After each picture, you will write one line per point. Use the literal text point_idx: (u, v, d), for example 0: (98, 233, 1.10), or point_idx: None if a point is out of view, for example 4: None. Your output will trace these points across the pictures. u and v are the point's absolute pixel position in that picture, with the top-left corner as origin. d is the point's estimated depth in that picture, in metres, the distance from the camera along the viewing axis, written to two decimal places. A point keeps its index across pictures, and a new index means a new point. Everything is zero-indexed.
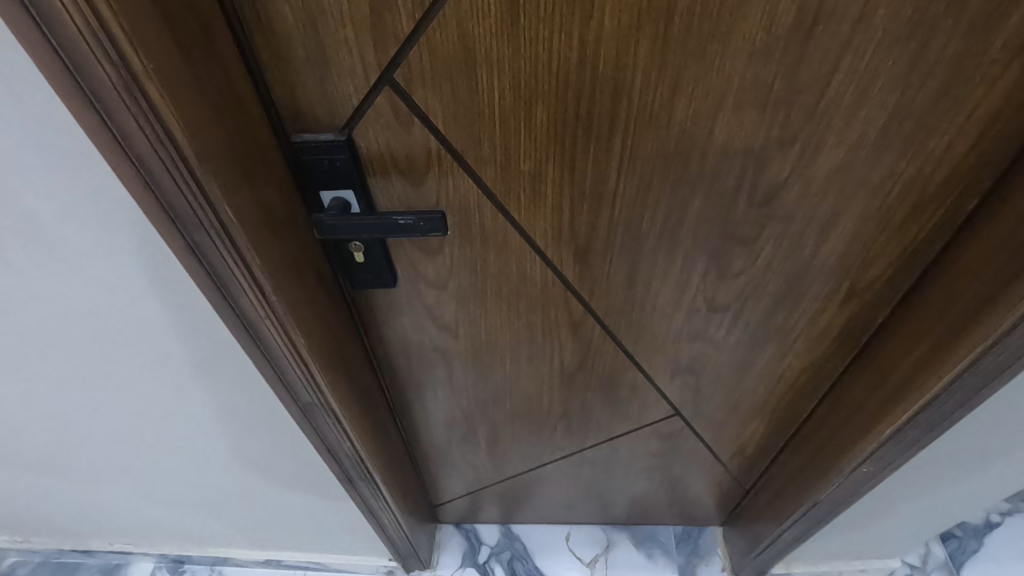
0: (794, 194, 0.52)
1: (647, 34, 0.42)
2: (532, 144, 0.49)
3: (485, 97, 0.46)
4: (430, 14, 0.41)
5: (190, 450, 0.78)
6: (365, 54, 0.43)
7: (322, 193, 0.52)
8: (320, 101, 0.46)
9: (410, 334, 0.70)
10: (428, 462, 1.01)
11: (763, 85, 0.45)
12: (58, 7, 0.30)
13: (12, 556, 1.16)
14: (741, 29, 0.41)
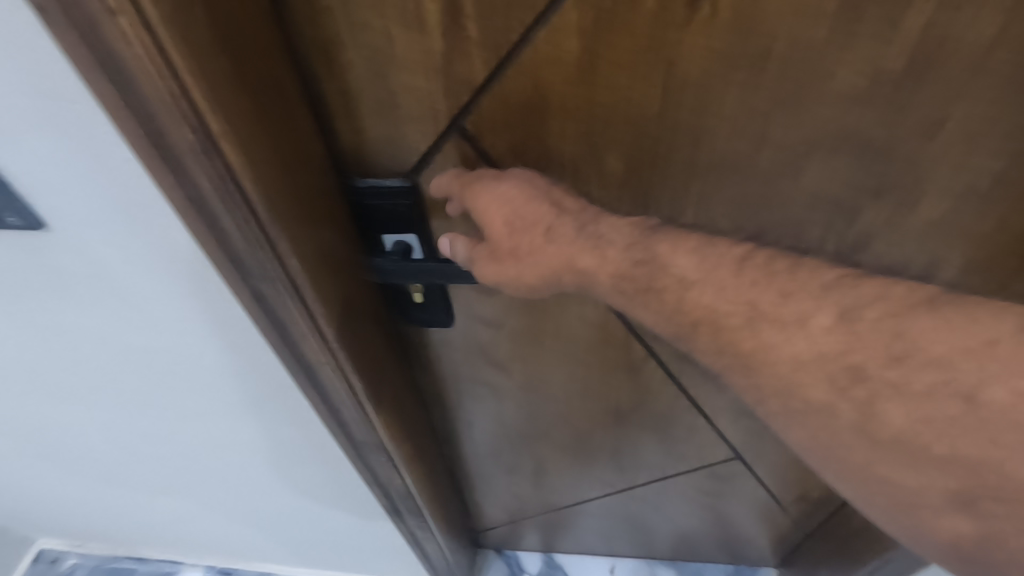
0: (886, 244, 0.48)
1: (738, 81, 0.39)
2: (604, 189, 0.47)
3: (556, 144, 0.44)
4: (505, 62, 0.39)
5: (244, 475, 0.79)
6: (435, 101, 0.41)
7: (385, 235, 0.52)
8: (388, 148, 0.45)
9: (463, 370, 0.69)
10: (473, 490, 1.00)
11: (860, 133, 0.41)
12: (140, 75, 0.28)
13: (74, 557, 1.21)
14: (842, 76, 0.38)
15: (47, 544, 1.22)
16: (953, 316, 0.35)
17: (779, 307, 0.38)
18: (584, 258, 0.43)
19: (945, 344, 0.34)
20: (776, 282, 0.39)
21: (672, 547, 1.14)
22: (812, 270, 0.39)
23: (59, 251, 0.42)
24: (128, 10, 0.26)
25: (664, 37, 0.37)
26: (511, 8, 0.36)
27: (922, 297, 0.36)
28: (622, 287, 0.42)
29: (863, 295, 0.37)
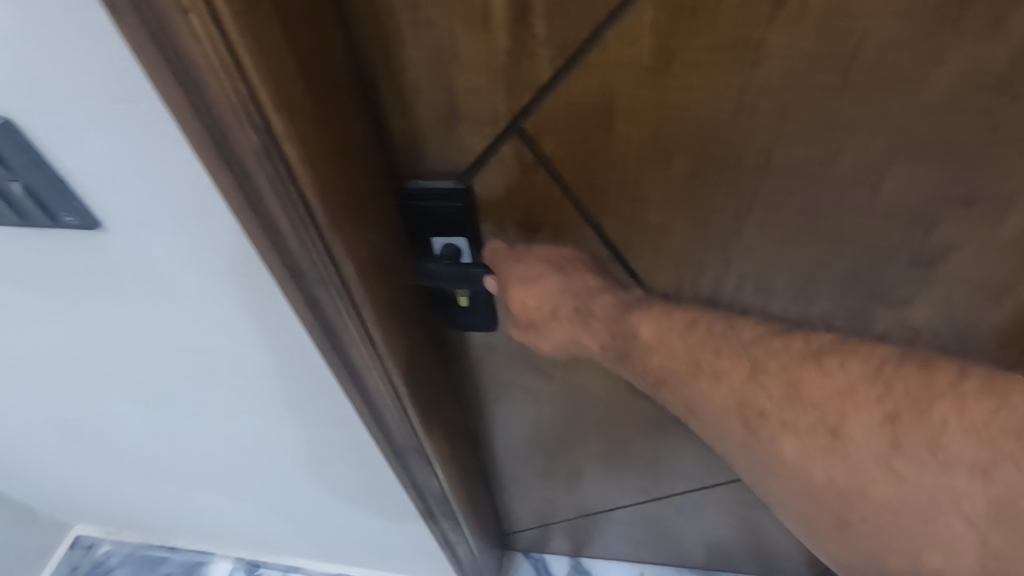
0: (965, 258, 0.45)
1: (820, 84, 0.36)
2: (666, 197, 0.45)
3: (620, 148, 0.42)
4: (573, 62, 0.37)
5: (280, 473, 0.79)
6: (496, 101, 0.40)
7: (434, 238, 0.50)
8: (443, 149, 0.43)
9: (504, 375, 0.68)
10: (505, 494, 0.99)
11: (952, 140, 0.38)
12: (210, 74, 0.27)
13: (107, 544, 1.23)
14: (938, 78, 0.35)
15: (82, 530, 1.24)
16: (830, 363, 0.41)
17: (713, 366, 0.44)
18: (588, 336, 0.50)
19: (820, 389, 0.40)
20: (710, 343, 0.45)
21: (703, 557, 1.11)
22: (738, 328, 0.45)
23: (113, 249, 0.42)
24: (200, 7, 0.25)
25: (746, 35, 0.35)
26: (584, 5, 0.34)
27: (812, 347, 0.42)
28: (609, 350, 0.50)
29: (769, 352, 0.43)
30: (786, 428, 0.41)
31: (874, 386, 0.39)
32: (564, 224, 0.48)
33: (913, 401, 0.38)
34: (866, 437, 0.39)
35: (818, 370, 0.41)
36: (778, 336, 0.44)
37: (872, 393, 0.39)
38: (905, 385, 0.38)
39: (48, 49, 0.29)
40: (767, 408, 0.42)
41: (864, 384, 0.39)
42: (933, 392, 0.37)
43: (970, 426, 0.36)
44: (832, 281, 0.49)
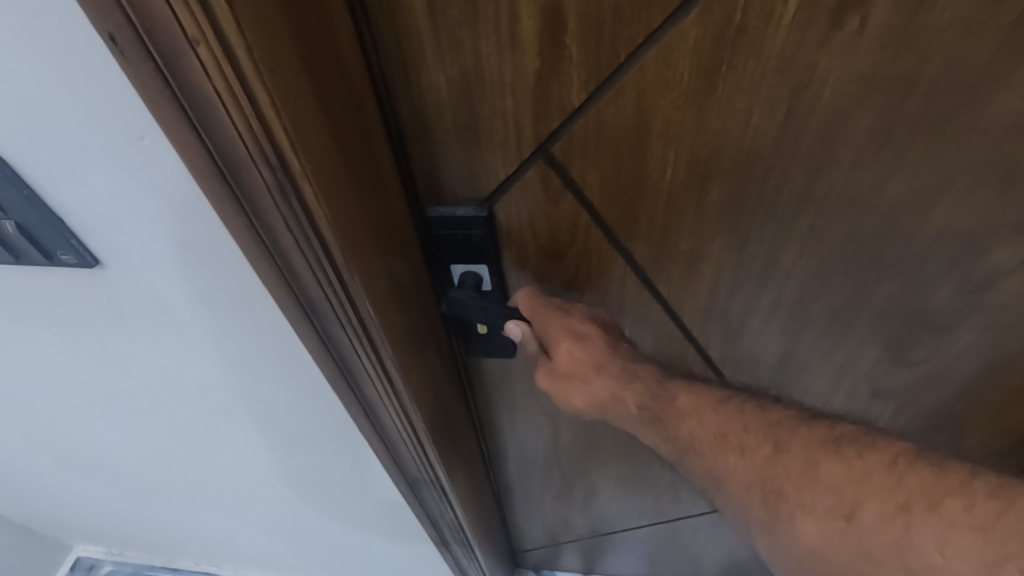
0: (1016, 285, 0.43)
1: (873, 107, 0.34)
2: (699, 222, 0.42)
3: (653, 174, 0.39)
4: (607, 84, 0.35)
5: (289, 500, 0.77)
6: (523, 125, 0.37)
7: (453, 266, 0.47)
8: (464, 174, 0.41)
9: (521, 399, 0.65)
10: (517, 514, 0.96)
11: (1012, 164, 0.36)
12: (220, 108, 0.25)
13: (108, 565, 1.21)
14: (1002, 100, 0.33)
15: (84, 550, 1.22)
16: (847, 449, 0.36)
17: (739, 441, 0.40)
18: (628, 395, 0.46)
19: (838, 474, 0.35)
20: (737, 419, 0.41)
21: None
22: (765, 407, 0.41)
23: (117, 286, 0.39)
24: (210, 39, 0.22)
25: (796, 56, 0.32)
26: (622, 24, 0.32)
27: (834, 433, 0.38)
28: (645, 415, 0.46)
29: (795, 434, 0.39)
30: (801, 510, 0.36)
31: (886, 477, 0.34)
32: (590, 252, 0.46)
33: (927, 494, 0.32)
34: (879, 532, 0.33)
35: (839, 458, 0.36)
36: (808, 420, 0.39)
37: (885, 483, 0.34)
38: (919, 478, 0.33)
39: (45, 86, 0.26)
40: (784, 490, 0.37)
41: (879, 473, 0.34)
42: (949, 488, 0.32)
43: (986, 529, 0.30)
44: (873, 309, 0.47)
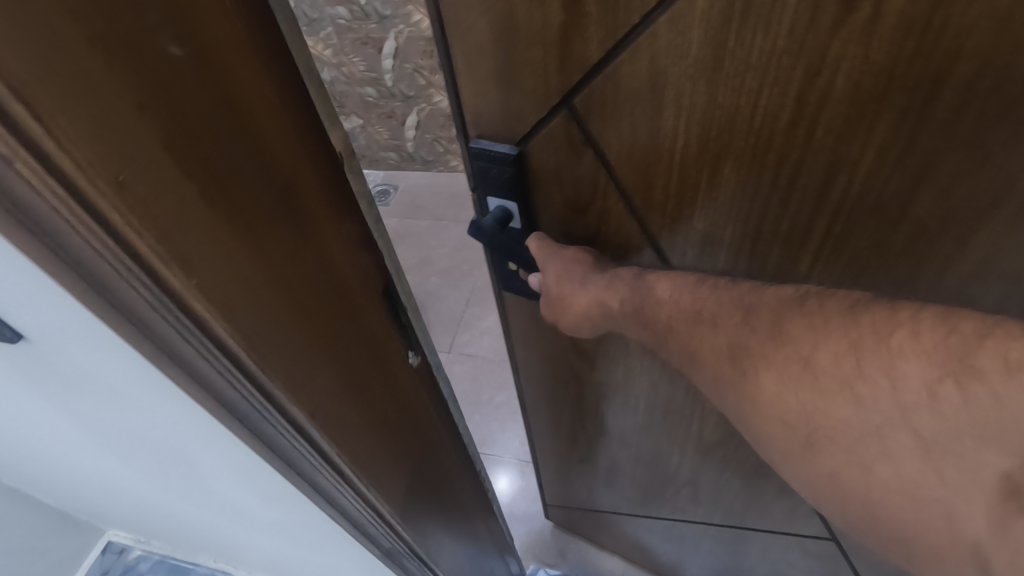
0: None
1: (891, 107, 0.35)
2: (711, 203, 0.44)
3: (667, 145, 0.41)
4: (622, 44, 0.37)
5: (280, 540, 0.75)
6: (547, 75, 0.39)
7: (489, 198, 0.50)
8: (500, 119, 0.44)
9: (548, 357, 0.68)
10: (544, 469, 1.01)
11: None
12: (65, 226, 0.22)
13: (139, 549, 1.24)
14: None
15: (115, 535, 1.25)
16: (810, 304, 0.41)
17: (713, 313, 0.45)
18: (610, 296, 0.50)
19: (800, 326, 0.40)
20: (709, 296, 0.46)
21: None
22: (734, 280, 0.46)
23: (50, 357, 0.38)
24: (24, 153, 0.19)
25: (806, 39, 0.33)
26: None
27: (799, 292, 0.42)
28: (628, 309, 0.50)
29: (760, 298, 0.43)
30: (765, 360, 0.42)
31: (843, 319, 0.39)
32: (611, 212, 0.48)
33: (876, 332, 0.37)
34: (833, 368, 0.38)
35: (801, 311, 0.41)
36: (775, 287, 0.44)
37: (840, 325, 0.39)
38: (871, 317, 0.38)
39: None
40: (758, 350, 0.42)
41: (835, 318, 0.39)
42: (894, 323, 0.37)
43: (926, 352, 0.35)
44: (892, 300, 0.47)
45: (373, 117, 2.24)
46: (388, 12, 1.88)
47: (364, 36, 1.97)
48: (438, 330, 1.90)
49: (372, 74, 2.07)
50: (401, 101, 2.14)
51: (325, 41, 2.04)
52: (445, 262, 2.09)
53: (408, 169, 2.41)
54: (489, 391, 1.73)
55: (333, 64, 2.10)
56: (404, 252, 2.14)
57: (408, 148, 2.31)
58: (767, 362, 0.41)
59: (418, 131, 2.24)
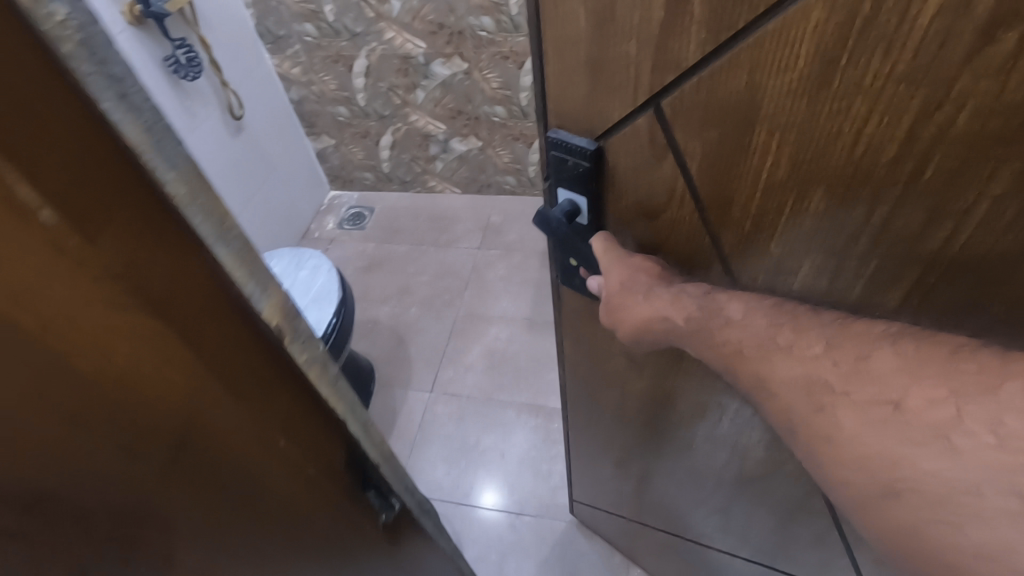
0: None
1: (1019, 155, 0.30)
2: (792, 229, 0.41)
3: (753, 163, 0.38)
4: (725, 50, 0.34)
5: None
6: (641, 73, 0.38)
7: (560, 189, 0.50)
8: (584, 111, 0.43)
9: (597, 358, 0.68)
10: (577, 466, 1.01)
11: None
12: None
13: None
14: None
15: None
16: (905, 347, 0.37)
17: (789, 342, 0.41)
18: (675, 312, 0.46)
19: (889, 364, 0.37)
20: (787, 323, 0.42)
21: None
22: (817, 312, 0.43)
23: None
24: None
25: (932, 68, 0.29)
26: None
27: (895, 330, 0.39)
28: (693, 326, 0.46)
29: (847, 336, 0.40)
30: (846, 398, 0.37)
31: (946, 363, 0.35)
32: (682, 224, 0.46)
33: (983, 381, 0.33)
34: (925, 414, 0.34)
35: (893, 352, 0.37)
36: (865, 322, 0.40)
37: (939, 369, 0.35)
38: (977, 364, 0.34)
39: None
40: (837, 385, 0.38)
41: (938, 359, 0.35)
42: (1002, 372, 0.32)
43: None
44: None
45: (346, 137, 2.17)
46: (360, 29, 1.82)
47: (335, 54, 1.91)
48: (420, 365, 1.83)
49: (344, 93, 2.02)
50: (376, 120, 2.08)
51: (293, 59, 1.97)
52: (425, 291, 2.02)
53: (384, 190, 2.35)
54: (475, 434, 1.65)
55: (303, 83, 2.03)
56: (382, 280, 2.07)
57: (384, 168, 2.25)
58: (846, 399, 0.37)
59: (393, 151, 2.18)
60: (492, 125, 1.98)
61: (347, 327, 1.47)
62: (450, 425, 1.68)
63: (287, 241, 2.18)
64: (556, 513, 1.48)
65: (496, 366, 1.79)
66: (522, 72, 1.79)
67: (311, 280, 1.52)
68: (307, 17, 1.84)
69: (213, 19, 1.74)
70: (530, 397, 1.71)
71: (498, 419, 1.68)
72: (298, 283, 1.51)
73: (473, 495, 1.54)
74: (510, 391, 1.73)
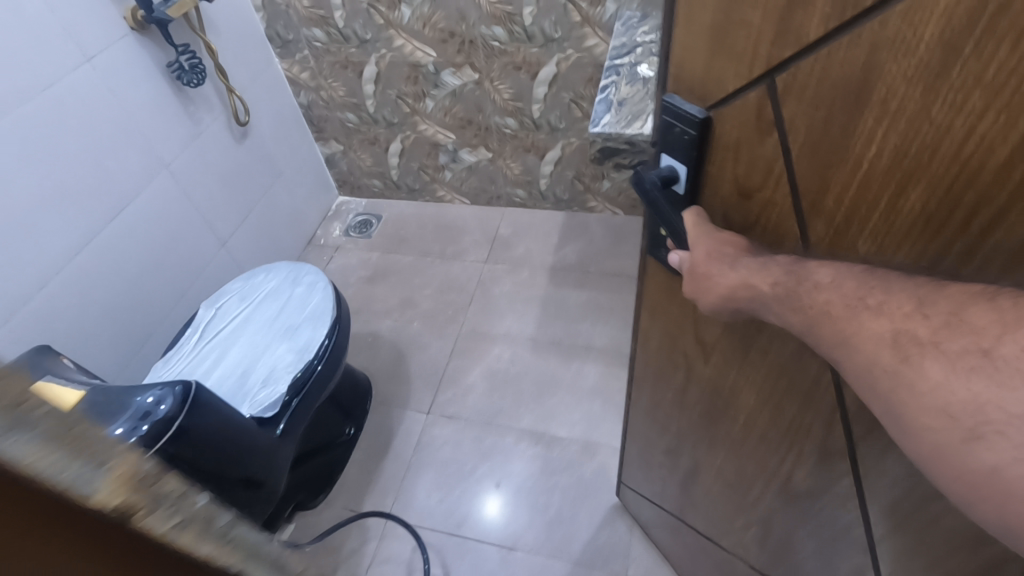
0: None
1: None
2: (885, 226, 0.39)
3: (856, 149, 0.37)
4: (847, 28, 0.33)
5: None
6: (761, 45, 0.39)
7: (663, 155, 0.53)
8: (700, 79, 0.45)
9: (673, 330, 0.71)
10: (632, 447, 1.05)
11: None
12: None
13: None
14: None
15: None
16: (1003, 299, 0.33)
17: (879, 301, 0.38)
18: (759, 278, 0.45)
19: (985, 317, 0.33)
20: (877, 284, 0.39)
21: None
22: (908, 275, 0.39)
23: None
24: None
25: None
26: None
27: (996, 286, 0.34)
28: (778, 293, 0.44)
29: (945, 294, 0.36)
30: (937, 351, 0.34)
31: None
32: (775, 205, 0.46)
33: None
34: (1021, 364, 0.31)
35: (989, 304, 0.33)
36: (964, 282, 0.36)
37: None
38: None
39: None
40: (926, 337, 0.35)
41: None
42: None
43: None
44: None
45: (355, 143, 2.18)
46: (369, 36, 1.81)
47: (344, 59, 1.91)
48: (418, 383, 1.79)
49: (353, 99, 2.01)
50: (384, 127, 2.08)
51: (301, 64, 1.97)
52: (428, 304, 2.00)
53: (392, 197, 2.35)
54: (472, 460, 1.60)
55: (312, 88, 2.03)
56: (384, 292, 2.05)
57: (392, 176, 2.25)
58: (935, 352, 0.34)
59: (402, 159, 2.18)
60: (503, 136, 1.98)
61: (342, 344, 1.41)
62: (446, 450, 1.63)
63: (292, 247, 2.18)
64: (550, 550, 1.42)
65: (496, 389, 1.74)
66: (534, 83, 1.78)
67: (306, 298, 1.46)
68: (316, 23, 1.82)
69: (222, 26, 1.73)
70: (531, 423, 1.65)
71: (496, 446, 1.62)
72: (294, 299, 1.46)
73: (467, 525, 1.49)
74: (509, 416, 1.68)
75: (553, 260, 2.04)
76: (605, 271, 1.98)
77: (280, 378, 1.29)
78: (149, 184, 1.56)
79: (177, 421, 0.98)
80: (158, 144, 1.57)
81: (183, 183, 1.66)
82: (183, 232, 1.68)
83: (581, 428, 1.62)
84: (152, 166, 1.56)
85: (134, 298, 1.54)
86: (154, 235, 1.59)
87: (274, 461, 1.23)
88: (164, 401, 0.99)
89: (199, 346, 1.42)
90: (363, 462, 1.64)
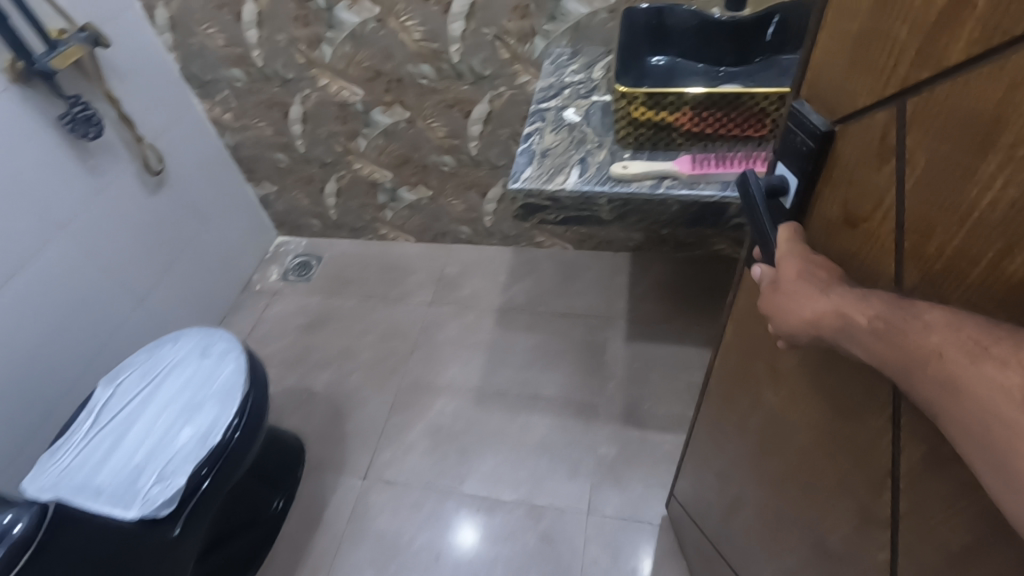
0: None
1: None
2: (978, 287, 0.36)
3: (971, 194, 0.35)
4: (992, 58, 0.32)
5: None
6: (902, 61, 0.38)
7: (782, 163, 0.54)
8: (831, 91, 0.45)
9: (755, 344, 0.69)
10: (688, 457, 1.02)
11: None
12: None
13: None
14: None
15: None
16: None
17: (1009, 355, 0.31)
18: (855, 307, 0.41)
19: None
20: (1010, 335, 0.32)
21: None
22: None
23: None
24: None
25: None
26: None
27: None
28: (877, 328, 0.39)
29: None
30: None
31: None
32: (877, 238, 0.44)
33: None
34: None
35: None
36: None
37: None
38: None
39: None
40: None
41: None
42: None
43: None
44: None
45: (289, 184, 2.04)
46: (292, 76, 1.71)
47: (269, 99, 1.78)
48: (356, 446, 1.65)
49: (282, 139, 1.89)
50: (318, 167, 1.97)
51: (224, 106, 1.82)
52: (369, 353, 1.87)
53: (334, 237, 2.22)
54: (409, 530, 1.48)
55: (238, 129, 1.88)
56: (324, 342, 1.91)
57: (332, 216, 2.13)
58: None
59: (340, 200, 2.07)
60: (442, 175, 1.93)
61: (262, 413, 1.24)
62: (384, 520, 1.50)
63: (225, 299, 2.00)
64: None
65: (438, 446, 1.63)
66: (468, 121, 1.74)
67: (214, 371, 1.27)
68: (234, 62, 1.69)
69: (126, 68, 1.57)
70: (475, 486, 1.55)
71: (435, 512, 1.51)
72: (199, 374, 1.27)
73: None
74: (452, 477, 1.57)
75: (501, 300, 1.99)
76: (555, 310, 1.94)
77: (179, 471, 1.11)
78: (42, 251, 1.35)
79: (34, 544, 0.85)
80: (54, 203, 1.38)
81: (87, 244, 1.46)
82: (88, 300, 1.46)
83: (524, 488, 1.53)
84: (45, 230, 1.36)
85: (37, 375, 1.34)
86: (61, 300, 1.39)
87: (166, 563, 1.08)
88: (20, 521, 0.85)
89: (82, 432, 1.21)
90: (293, 539, 1.49)
